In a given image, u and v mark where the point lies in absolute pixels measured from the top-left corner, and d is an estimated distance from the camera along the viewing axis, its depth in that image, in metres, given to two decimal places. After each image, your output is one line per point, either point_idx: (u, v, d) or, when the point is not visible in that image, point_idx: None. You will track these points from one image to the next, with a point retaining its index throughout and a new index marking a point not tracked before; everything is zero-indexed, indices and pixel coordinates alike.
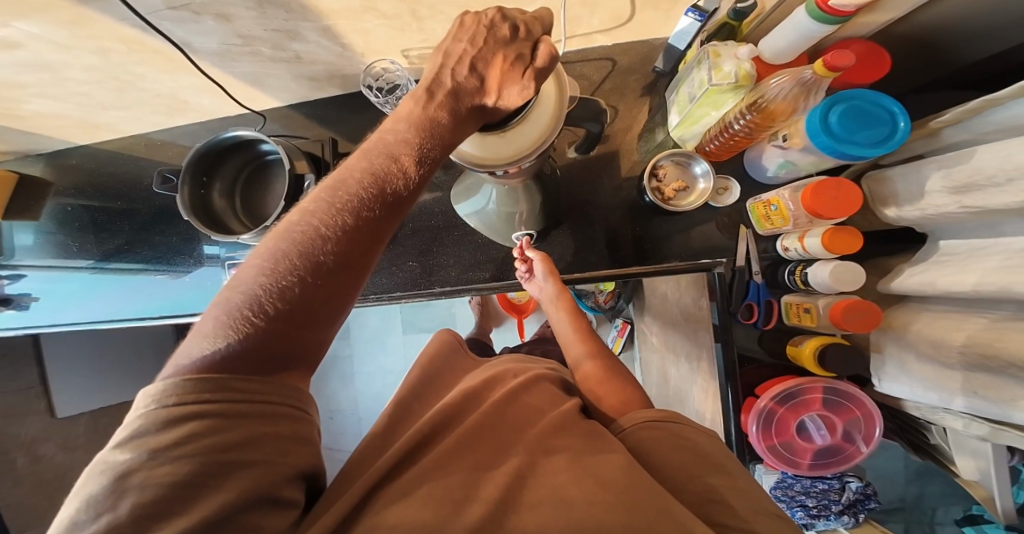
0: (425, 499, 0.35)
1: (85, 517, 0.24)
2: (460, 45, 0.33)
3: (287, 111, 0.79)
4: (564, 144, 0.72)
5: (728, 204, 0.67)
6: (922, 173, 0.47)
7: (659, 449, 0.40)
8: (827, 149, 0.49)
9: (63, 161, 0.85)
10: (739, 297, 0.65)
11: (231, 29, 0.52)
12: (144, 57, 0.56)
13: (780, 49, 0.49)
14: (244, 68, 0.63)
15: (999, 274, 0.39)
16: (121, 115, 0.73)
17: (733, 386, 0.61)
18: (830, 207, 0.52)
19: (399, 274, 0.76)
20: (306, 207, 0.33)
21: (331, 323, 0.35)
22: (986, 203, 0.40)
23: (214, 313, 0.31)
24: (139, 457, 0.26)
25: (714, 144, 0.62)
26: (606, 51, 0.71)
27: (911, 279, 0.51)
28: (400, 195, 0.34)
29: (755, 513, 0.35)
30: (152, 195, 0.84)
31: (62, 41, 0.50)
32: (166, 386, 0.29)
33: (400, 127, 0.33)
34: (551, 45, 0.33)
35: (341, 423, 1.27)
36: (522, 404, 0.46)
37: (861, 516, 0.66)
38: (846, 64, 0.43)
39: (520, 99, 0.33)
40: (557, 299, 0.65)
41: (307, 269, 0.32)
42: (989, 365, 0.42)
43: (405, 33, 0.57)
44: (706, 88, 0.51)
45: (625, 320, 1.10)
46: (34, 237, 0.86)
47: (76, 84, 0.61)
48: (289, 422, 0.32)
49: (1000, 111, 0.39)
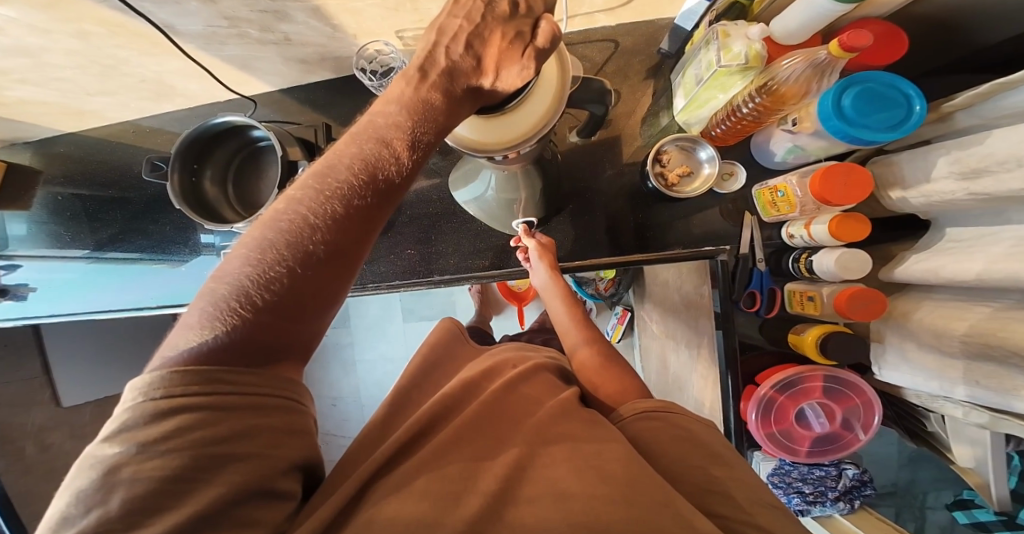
0: (421, 493, 0.35)
1: (75, 513, 0.24)
2: (455, 21, 0.31)
3: (278, 96, 0.76)
4: (565, 128, 0.71)
5: (734, 190, 0.65)
6: (931, 158, 0.46)
7: (658, 440, 0.40)
8: (839, 133, 0.48)
9: (51, 149, 0.83)
10: (742, 285, 0.64)
11: (215, 10, 0.50)
12: (127, 41, 0.54)
13: (792, 29, 0.47)
14: (231, 51, 0.61)
15: (1006, 262, 0.38)
16: (106, 101, 0.71)
17: (733, 373, 0.60)
18: (840, 193, 0.50)
19: (399, 262, 0.75)
20: (293, 194, 0.31)
21: (322, 315, 0.34)
22: (993, 190, 0.39)
23: (200, 304, 0.30)
24: (128, 451, 0.26)
25: (721, 129, 0.60)
26: (608, 32, 0.69)
27: (914, 268, 0.50)
28: (392, 181, 0.33)
29: (755, 505, 0.34)
30: (142, 183, 0.82)
31: (39, 24, 0.48)
32: (152, 379, 0.28)
33: (391, 109, 0.32)
34: (554, 24, 0.31)
35: (344, 410, 1.27)
36: (520, 394, 0.45)
37: (856, 502, 0.65)
38: (863, 45, 0.41)
39: (520, 81, 0.31)
40: (557, 287, 0.63)
41: (296, 259, 0.31)
42: (991, 355, 0.41)
43: (400, 12, 0.54)
44: (715, 69, 0.49)
45: (625, 307, 1.11)
46: (26, 226, 0.84)
47: (57, 69, 0.58)
48: (282, 414, 0.31)
49: (1011, 95, 0.37)
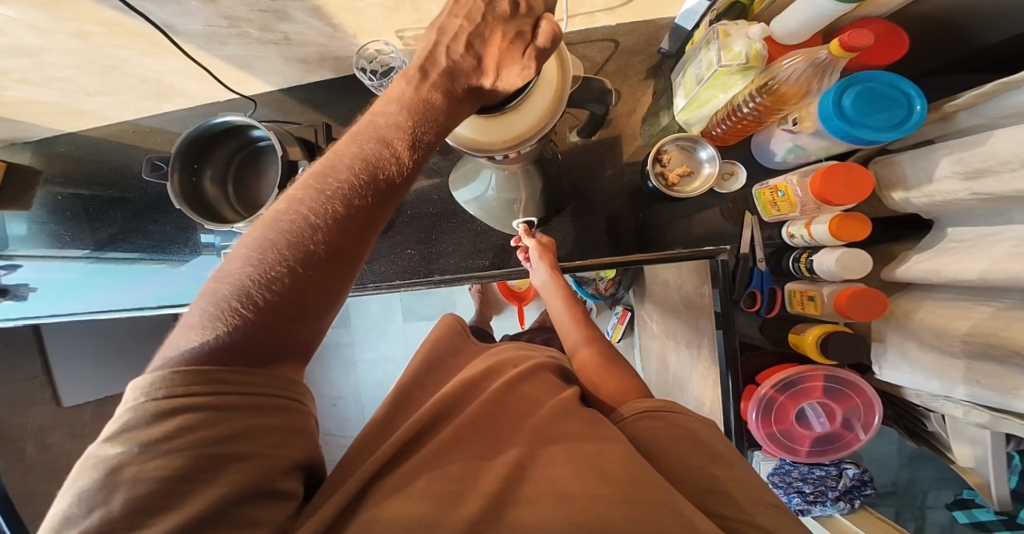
0: (423, 492, 0.35)
1: (77, 512, 0.24)
2: (455, 21, 0.31)
3: (278, 96, 0.76)
4: (565, 128, 0.71)
5: (734, 190, 0.65)
6: (933, 158, 0.46)
7: (659, 439, 0.40)
8: (840, 133, 0.47)
9: (51, 149, 0.83)
10: (742, 285, 0.63)
11: (215, 10, 0.49)
12: (126, 41, 0.54)
13: (792, 29, 0.47)
14: (231, 51, 0.61)
15: (1008, 262, 0.38)
16: (106, 101, 0.71)
17: (733, 373, 0.60)
18: (840, 192, 0.50)
19: (399, 262, 0.75)
20: (293, 195, 0.31)
21: (322, 315, 0.34)
22: (997, 189, 0.39)
23: (201, 304, 0.30)
24: (130, 451, 0.26)
25: (721, 128, 0.60)
26: (609, 32, 0.69)
27: (915, 268, 0.50)
28: (393, 181, 0.33)
29: (756, 505, 0.34)
30: (142, 183, 0.82)
31: (39, 24, 0.48)
32: (153, 379, 0.28)
33: (392, 109, 0.32)
34: (554, 23, 0.31)
35: (344, 410, 1.27)
36: (521, 393, 0.45)
37: (857, 502, 0.65)
38: (864, 45, 0.41)
39: (520, 80, 0.31)
40: (558, 287, 0.63)
41: (297, 259, 0.31)
42: (993, 354, 0.41)
43: (399, 12, 0.54)
44: (715, 69, 0.49)
45: (625, 307, 1.11)
46: (26, 226, 0.84)
47: (57, 69, 0.58)
48: (284, 414, 0.31)
49: (1014, 95, 0.37)
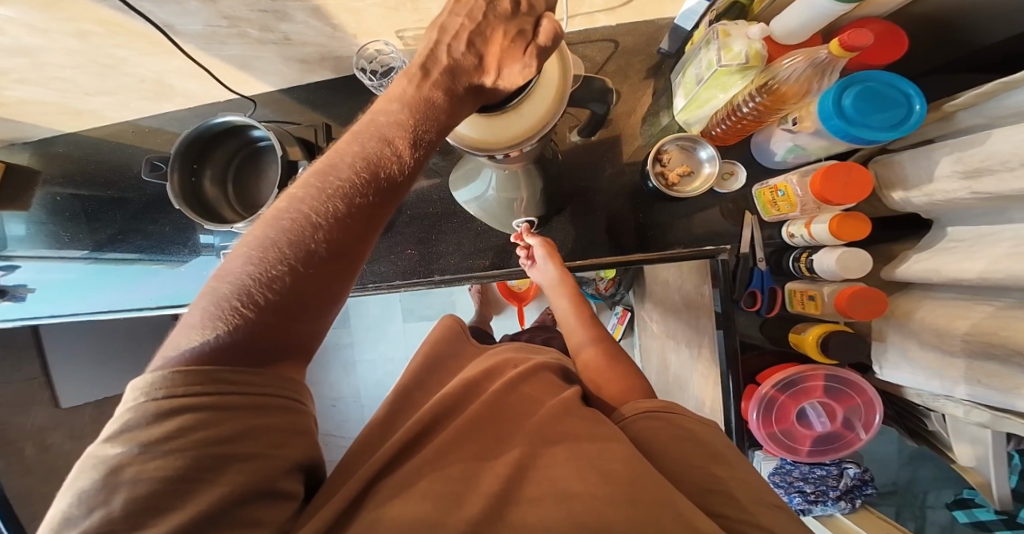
0: (423, 493, 0.35)
1: (77, 513, 0.24)
2: (456, 20, 0.31)
3: (278, 96, 0.76)
4: (565, 128, 0.71)
5: (734, 190, 0.65)
6: (933, 157, 0.46)
7: (660, 439, 0.40)
8: (840, 133, 0.48)
9: (50, 149, 0.83)
10: (742, 285, 0.63)
11: (215, 10, 0.49)
12: (126, 41, 0.54)
13: (792, 28, 0.47)
14: (231, 51, 0.61)
15: (1009, 261, 0.38)
16: (105, 101, 0.71)
17: (733, 373, 0.60)
18: (840, 192, 0.50)
19: (399, 262, 0.75)
20: (294, 193, 0.31)
21: (323, 314, 0.34)
22: (996, 189, 0.39)
23: (202, 303, 0.30)
24: (130, 451, 0.25)
25: (721, 128, 0.60)
26: (608, 32, 0.69)
27: (915, 267, 0.50)
28: (394, 180, 0.33)
29: (758, 505, 0.34)
30: (142, 184, 0.82)
31: (38, 24, 0.48)
32: (154, 379, 0.27)
33: (393, 107, 0.32)
34: (555, 21, 0.31)
35: (344, 411, 1.27)
36: (522, 393, 0.45)
37: (858, 501, 0.65)
38: (864, 44, 0.41)
39: (521, 79, 0.31)
40: (562, 285, 0.64)
41: (298, 258, 0.31)
42: (993, 353, 0.41)
43: (399, 12, 0.54)
44: (715, 69, 0.49)
45: (625, 307, 1.11)
46: (25, 227, 0.84)
47: (56, 68, 0.58)
48: (285, 413, 0.31)
49: (1014, 94, 0.37)
